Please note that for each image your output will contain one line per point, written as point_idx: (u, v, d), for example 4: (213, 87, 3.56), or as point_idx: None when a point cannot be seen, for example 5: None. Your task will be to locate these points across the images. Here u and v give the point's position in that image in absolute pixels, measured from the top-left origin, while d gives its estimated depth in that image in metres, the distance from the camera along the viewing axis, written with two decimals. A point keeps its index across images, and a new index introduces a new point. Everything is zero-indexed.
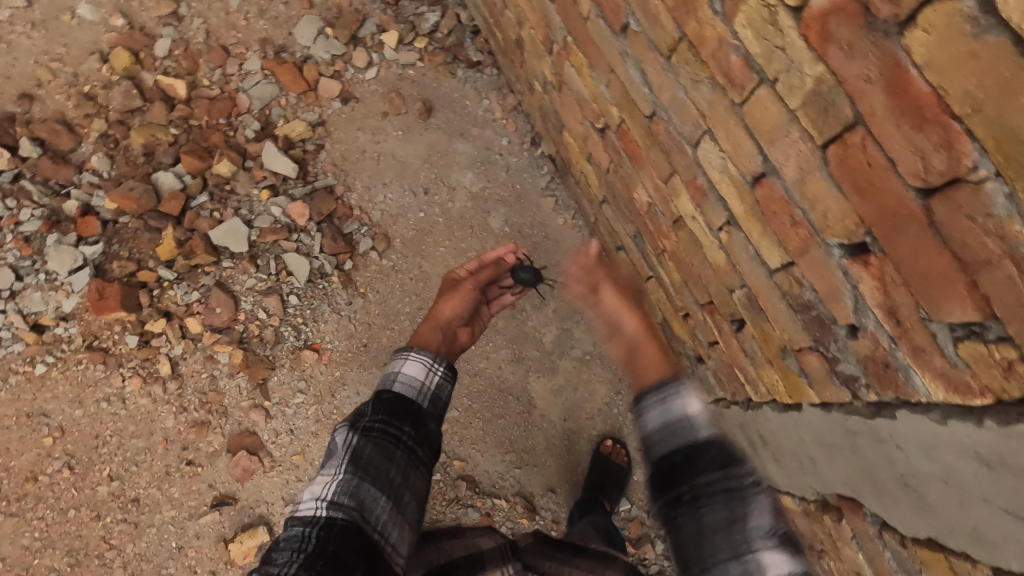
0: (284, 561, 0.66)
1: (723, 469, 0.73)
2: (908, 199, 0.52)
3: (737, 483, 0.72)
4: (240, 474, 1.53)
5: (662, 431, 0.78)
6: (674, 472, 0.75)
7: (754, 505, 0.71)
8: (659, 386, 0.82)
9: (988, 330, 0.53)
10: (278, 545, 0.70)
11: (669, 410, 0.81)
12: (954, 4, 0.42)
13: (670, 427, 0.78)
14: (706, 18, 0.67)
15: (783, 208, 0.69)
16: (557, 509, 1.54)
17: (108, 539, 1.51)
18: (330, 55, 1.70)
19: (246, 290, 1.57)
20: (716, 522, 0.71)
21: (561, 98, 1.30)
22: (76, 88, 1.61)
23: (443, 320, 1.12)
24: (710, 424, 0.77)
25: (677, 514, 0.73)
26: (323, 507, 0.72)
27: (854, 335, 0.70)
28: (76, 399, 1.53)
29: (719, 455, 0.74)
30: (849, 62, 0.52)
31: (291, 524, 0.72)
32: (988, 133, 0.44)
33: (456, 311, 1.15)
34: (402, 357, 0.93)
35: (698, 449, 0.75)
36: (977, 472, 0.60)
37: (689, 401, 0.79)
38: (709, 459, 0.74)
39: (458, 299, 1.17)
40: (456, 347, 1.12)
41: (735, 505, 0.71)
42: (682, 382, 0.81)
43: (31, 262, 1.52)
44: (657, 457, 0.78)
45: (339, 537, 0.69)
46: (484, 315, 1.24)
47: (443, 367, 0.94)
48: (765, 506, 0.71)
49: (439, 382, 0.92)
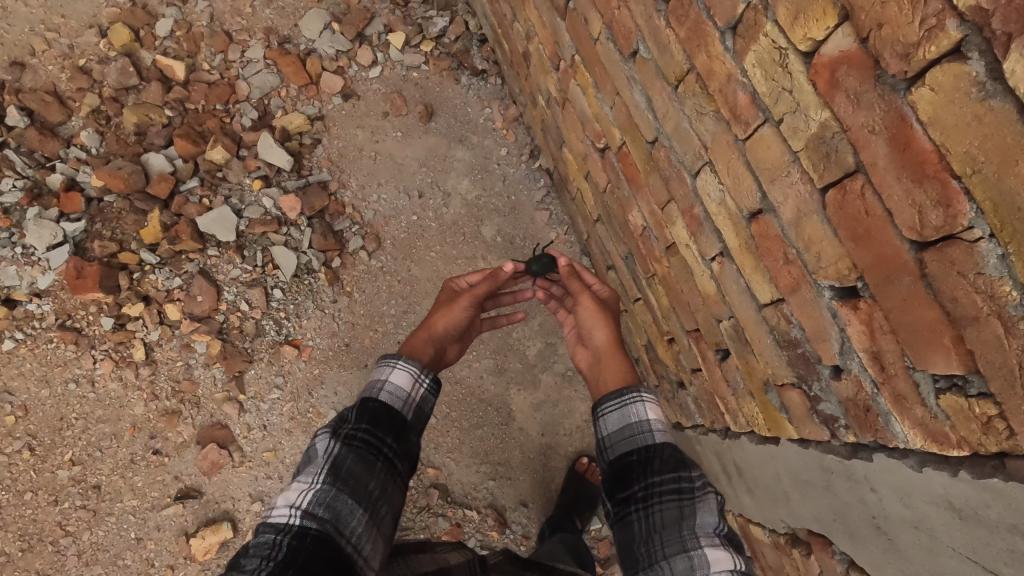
0: (253, 568, 0.65)
1: (674, 471, 0.80)
2: (902, 251, 0.53)
3: (687, 486, 0.79)
4: (208, 467, 1.51)
5: (618, 434, 0.89)
6: (630, 475, 0.83)
7: (701, 506, 0.78)
8: (620, 394, 0.92)
9: (970, 385, 0.54)
10: (248, 551, 0.68)
11: (622, 414, 0.90)
12: (962, 67, 0.43)
13: (626, 431, 0.88)
14: (717, 53, 0.68)
15: (778, 245, 0.70)
16: (528, 524, 1.54)
17: (63, 526, 1.48)
18: (334, 50, 1.68)
19: (229, 281, 1.54)
20: (665, 519, 0.78)
21: (564, 115, 1.30)
22: (70, 60, 1.57)
23: (437, 335, 1.10)
24: (662, 430, 0.87)
25: (631, 513, 0.81)
26: (296, 516, 0.71)
27: (838, 376, 0.71)
28: (42, 378, 1.49)
29: (671, 459, 0.82)
30: (856, 111, 0.53)
31: (262, 530, 0.70)
32: (986, 196, 0.45)
33: (450, 327, 1.12)
34: (389, 365, 0.92)
35: (652, 453, 0.83)
36: (949, 522, 0.61)
37: (646, 406, 0.89)
38: (661, 462, 0.82)
39: (456, 313, 1.13)
40: (444, 361, 1.14)
41: (683, 505, 0.78)
42: (641, 391, 0.91)
43: (7, 234, 1.47)
44: (616, 462, 0.86)
45: (310, 548, 0.68)
46: (480, 327, 1.24)
47: (429, 379, 0.93)
48: (711, 507, 0.78)
49: (424, 394, 0.92)
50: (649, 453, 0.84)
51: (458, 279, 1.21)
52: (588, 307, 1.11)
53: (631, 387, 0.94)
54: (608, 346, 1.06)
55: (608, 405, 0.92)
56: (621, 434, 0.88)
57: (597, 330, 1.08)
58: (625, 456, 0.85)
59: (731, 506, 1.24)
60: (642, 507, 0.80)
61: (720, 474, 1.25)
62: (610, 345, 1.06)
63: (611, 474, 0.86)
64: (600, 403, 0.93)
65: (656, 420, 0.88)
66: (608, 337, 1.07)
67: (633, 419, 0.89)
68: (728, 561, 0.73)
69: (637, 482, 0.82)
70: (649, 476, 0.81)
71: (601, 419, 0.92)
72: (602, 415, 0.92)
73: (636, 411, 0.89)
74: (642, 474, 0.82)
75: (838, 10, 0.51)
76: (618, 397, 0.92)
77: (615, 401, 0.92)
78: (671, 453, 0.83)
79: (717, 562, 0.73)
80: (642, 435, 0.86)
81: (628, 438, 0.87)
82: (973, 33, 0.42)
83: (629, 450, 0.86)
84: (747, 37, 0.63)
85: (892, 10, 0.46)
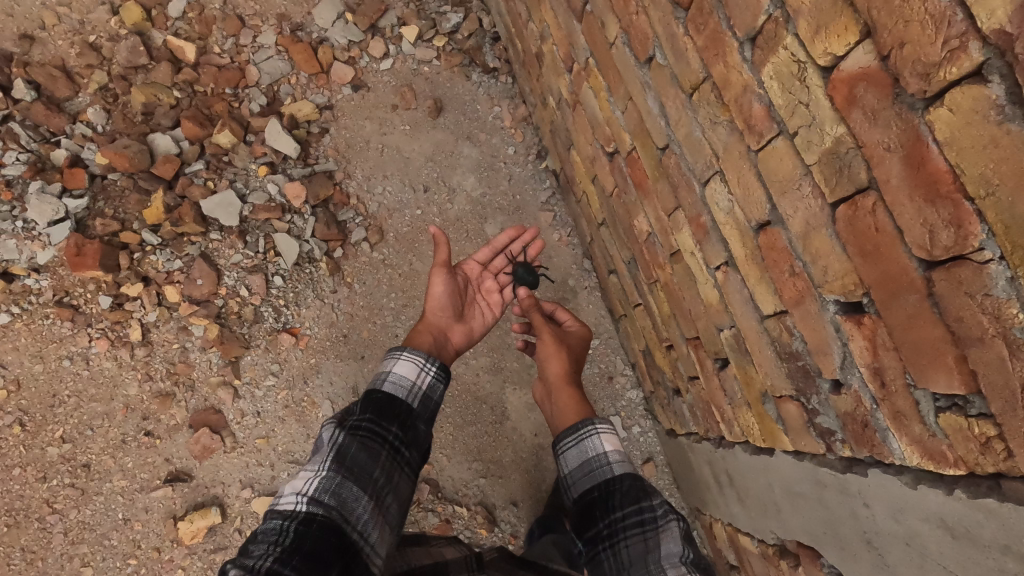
0: (260, 553, 0.65)
1: (635, 503, 0.81)
2: (910, 269, 0.54)
3: (649, 516, 0.80)
4: (199, 451, 1.50)
5: (579, 470, 0.90)
6: (593, 512, 0.84)
7: (665, 534, 0.78)
8: (575, 429, 0.94)
9: (971, 405, 0.55)
10: (256, 537, 0.68)
11: (579, 450, 0.91)
12: (982, 90, 0.44)
13: (586, 467, 0.89)
14: (734, 63, 0.69)
15: (784, 258, 0.70)
16: (517, 523, 1.54)
17: (51, 503, 1.47)
18: (347, 40, 1.68)
19: (230, 265, 1.54)
20: (632, 555, 0.78)
21: (574, 117, 1.31)
22: (81, 36, 1.56)
23: (431, 324, 1.10)
24: (620, 461, 0.88)
25: (600, 552, 0.81)
26: (302, 503, 0.71)
27: (837, 390, 0.72)
28: (37, 353, 1.48)
29: (632, 491, 0.83)
30: (872, 128, 0.53)
31: (269, 517, 0.70)
32: (998, 219, 0.45)
33: (444, 309, 1.12)
34: (393, 358, 0.92)
35: (612, 487, 0.84)
36: (940, 540, 0.62)
37: (601, 439, 0.91)
38: (621, 496, 0.83)
39: (437, 293, 1.12)
40: (453, 349, 1.12)
41: (648, 537, 0.79)
42: (596, 424, 0.93)
43: (8, 208, 1.46)
44: (579, 500, 0.87)
45: (317, 533, 0.68)
46: (484, 301, 1.21)
47: (436, 368, 0.93)
48: (674, 535, 0.78)
49: (430, 383, 0.92)
50: (609, 489, 0.84)
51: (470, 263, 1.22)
52: (547, 343, 1.11)
53: (587, 419, 0.96)
54: (559, 380, 1.08)
55: (565, 443, 0.94)
56: (581, 472, 0.89)
57: (551, 364, 1.09)
58: (588, 495, 0.86)
59: (721, 516, 1.24)
60: (608, 545, 0.81)
61: (711, 484, 1.25)
62: (563, 378, 1.08)
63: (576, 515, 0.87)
64: (560, 440, 0.95)
65: (612, 456, 0.89)
66: (560, 370, 1.08)
67: (592, 454, 0.90)
68: None
69: (602, 520, 0.83)
70: (611, 512, 0.82)
71: (561, 456, 0.93)
72: (561, 452, 0.94)
73: (592, 446, 0.91)
74: (604, 512, 0.83)
75: (860, 26, 0.52)
76: (574, 432, 0.93)
77: (571, 438, 0.93)
78: (631, 487, 0.83)
79: None
80: (600, 472, 0.87)
81: (588, 476, 0.88)
82: (995, 56, 0.42)
83: (591, 488, 0.87)
84: (766, 49, 0.64)
85: (916, 29, 0.47)
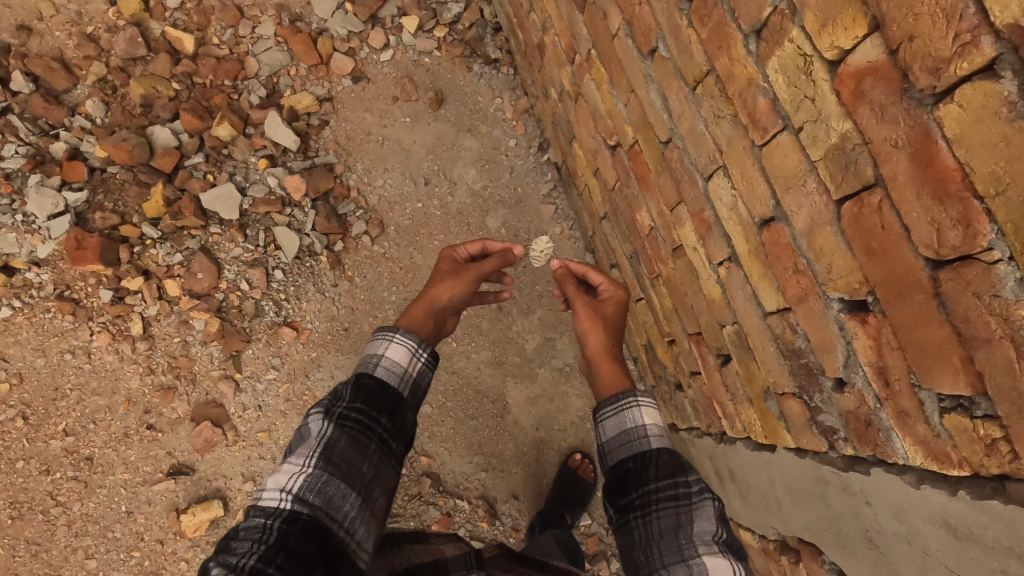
0: (244, 551, 0.65)
1: (671, 478, 0.80)
2: (917, 268, 0.53)
3: (684, 491, 0.79)
4: (201, 445, 1.51)
5: (616, 440, 0.88)
6: (627, 482, 0.83)
7: (698, 513, 0.77)
8: (616, 399, 0.90)
9: (976, 406, 0.54)
10: (238, 534, 0.68)
11: (616, 421, 0.89)
12: (994, 86, 0.43)
13: (623, 437, 0.87)
14: (738, 56, 0.67)
15: (788, 255, 0.69)
16: (518, 516, 1.54)
17: (54, 496, 1.48)
18: (347, 31, 1.66)
19: (231, 259, 1.53)
20: (663, 528, 0.77)
21: (576, 110, 1.29)
22: (78, 27, 1.55)
23: (439, 307, 1.06)
24: (658, 435, 0.85)
25: (630, 520, 0.80)
26: (287, 500, 0.71)
27: (840, 389, 0.71)
28: (39, 347, 1.49)
29: (668, 465, 0.81)
30: (880, 124, 0.52)
31: (252, 514, 0.70)
32: (1008, 218, 0.44)
33: (452, 298, 1.09)
34: (384, 339, 0.91)
35: (648, 460, 0.83)
36: (944, 540, 0.61)
37: (642, 411, 0.88)
38: (657, 469, 0.81)
39: (460, 286, 1.10)
40: (442, 334, 1.11)
41: (680, 512, 0.77)
42: (638, 395, 0.89)
43: (8, 201, 1.46)
44: (613, 469, 0.86)
45: (301, 533, 0.68)
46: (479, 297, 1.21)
47: (426, 355, 0.92)
48: (709, 514, 0.77)
49: (421, 369, 0.91)
50: (645, 460, 0.83)
51: (458, 250, 1.19)
52: (584, 313, 1.08)
53: (628, 389, 0.92)
54: (599, 354, 1.05)
55: (603, 413, 0.91)
56: (619, 442, 0.87)
57: (591, 337, 1.06)
58: (621, 465, 0.85)
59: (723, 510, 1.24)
60: (638, 515, 0.80)
61: (712, 478, 1.25)
62: (602, 352, 1.05)
63: (610, 484, 0.85)
64: (598, 408, 0.92)
65: (654, 430, 0.86)
66: (600, 344, 1.05)
67: (630, 426, 0.87)
68: (727, 570, 0.72)
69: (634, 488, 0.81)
70: (644, 482, 0.81)
71: (599, 425, 0.91)
72: (599, 421, 0.91)
73: (633, 418, 0.88)
74: (638, 483, 0.81)
75: (868, 19, 0.50)
76: (612, 401, 0.91)
77: (610, 408, 0.90)
78: (666, 461, 0.81)
79: (717, 569, 0.72)
80: (639, 444, 0.85)
81: (627, 445, 0.86)
82: (1008, 51, 0.41)
83: (626, 458, 0.85)
84: (771, 42, 0.62)
85: (925, 23, 0.45)
